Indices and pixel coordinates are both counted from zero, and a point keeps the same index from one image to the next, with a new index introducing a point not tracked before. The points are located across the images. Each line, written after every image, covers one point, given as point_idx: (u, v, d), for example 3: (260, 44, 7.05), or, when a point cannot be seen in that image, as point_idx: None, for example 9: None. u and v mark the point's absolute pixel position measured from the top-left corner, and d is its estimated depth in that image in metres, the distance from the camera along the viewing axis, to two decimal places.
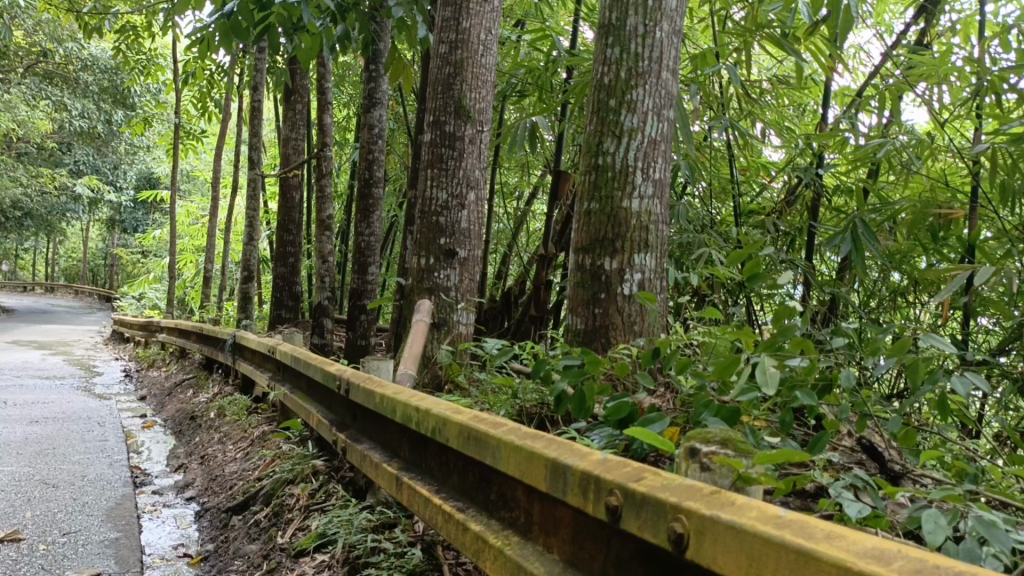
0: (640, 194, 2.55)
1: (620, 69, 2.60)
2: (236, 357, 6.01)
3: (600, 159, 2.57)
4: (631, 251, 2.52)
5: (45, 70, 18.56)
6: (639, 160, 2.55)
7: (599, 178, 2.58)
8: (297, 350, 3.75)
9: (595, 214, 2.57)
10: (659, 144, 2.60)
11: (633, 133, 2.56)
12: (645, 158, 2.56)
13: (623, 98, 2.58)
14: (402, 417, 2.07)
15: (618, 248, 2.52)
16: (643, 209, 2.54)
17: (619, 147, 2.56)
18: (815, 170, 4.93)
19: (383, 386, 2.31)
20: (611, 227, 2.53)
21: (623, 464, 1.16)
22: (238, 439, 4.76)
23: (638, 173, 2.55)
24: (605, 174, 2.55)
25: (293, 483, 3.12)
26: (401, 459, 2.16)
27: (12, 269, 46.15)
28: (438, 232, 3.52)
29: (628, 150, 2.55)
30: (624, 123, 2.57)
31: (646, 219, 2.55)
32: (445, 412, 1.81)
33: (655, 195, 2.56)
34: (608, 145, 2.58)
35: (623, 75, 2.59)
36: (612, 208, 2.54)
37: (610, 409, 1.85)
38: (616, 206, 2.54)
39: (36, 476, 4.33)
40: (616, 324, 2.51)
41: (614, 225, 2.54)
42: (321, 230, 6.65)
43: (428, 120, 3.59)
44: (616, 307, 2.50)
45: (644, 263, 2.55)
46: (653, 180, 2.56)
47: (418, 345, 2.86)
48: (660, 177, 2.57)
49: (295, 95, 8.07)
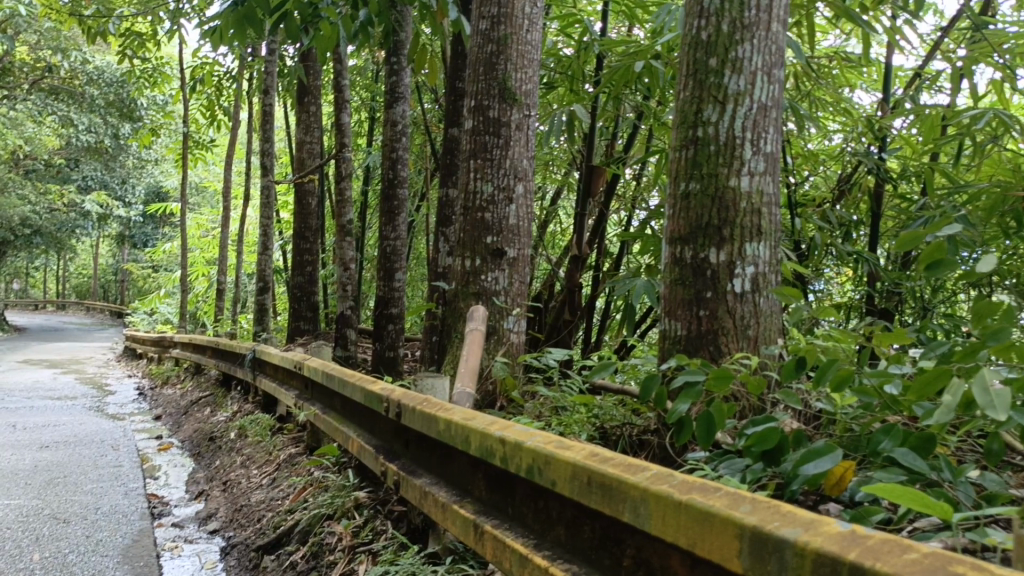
0: (750, 170, 2.12)
1: (721, 21, 2.16)
2: (256, 373, 5.65)
3: (699, 130, 2.15)
4: (741, 239, 2.09)
5: (51, 85, 18.66)
6: (748, 129, 2.13)
7: (698, 154, 2.16)
8: (329, 366, 3.37)
9: (696, 196, 2.15)
10: (770, 109, 2.17)
11: (740, 98, 2.13)
12: (754, 128, 2.13)
13: (726, 56, 2.15)
14: (479, 449, 1.68)
15: (726, 237, 2.10)
16: (754, 189, 2.11)
17: (723, 115, 2.13)
18: (878, 154, 4.55)
19: (448, 410, 1.92)
20: (718, 212, 2.10)
21: (898, 552, 0.79)
22: (263, 464, 4.38)
23: (747, 146, 2.12)
24: (707, 149, 2.13)
25: (333, 518, 2.73)
26: (475, 500, 1.78)
27: (22, 288, 46.03)
28: (484, 229, 3.14)
29: (734, 118, 2.13)
30: (729, 86, 2.14)
31: (758, 201, 2.12)
32: (544, 446, 1.42)
33: (767, 172, 2.13)
34: (709, 113, 2.16)
35: (725, 29, 2.16)
36: (717, 189, 2.11)
37: (755, 437, 1.45)
38: (721, 185, 2.12)
39: (45, 510, 3.96)
40: (727, 328, 2.08)
41: (720, 209, 2.12)
42: (342, 236, 6.28)
43: (470, 105, 3.22)
44: (726, 308, 2.09)
45: (757, 254, 2.13)
46: (765, 154, 2.13)
47: (475, 359, 2.47)
48: (772, 150, 2.15)
49: (309, 97, 7.73)
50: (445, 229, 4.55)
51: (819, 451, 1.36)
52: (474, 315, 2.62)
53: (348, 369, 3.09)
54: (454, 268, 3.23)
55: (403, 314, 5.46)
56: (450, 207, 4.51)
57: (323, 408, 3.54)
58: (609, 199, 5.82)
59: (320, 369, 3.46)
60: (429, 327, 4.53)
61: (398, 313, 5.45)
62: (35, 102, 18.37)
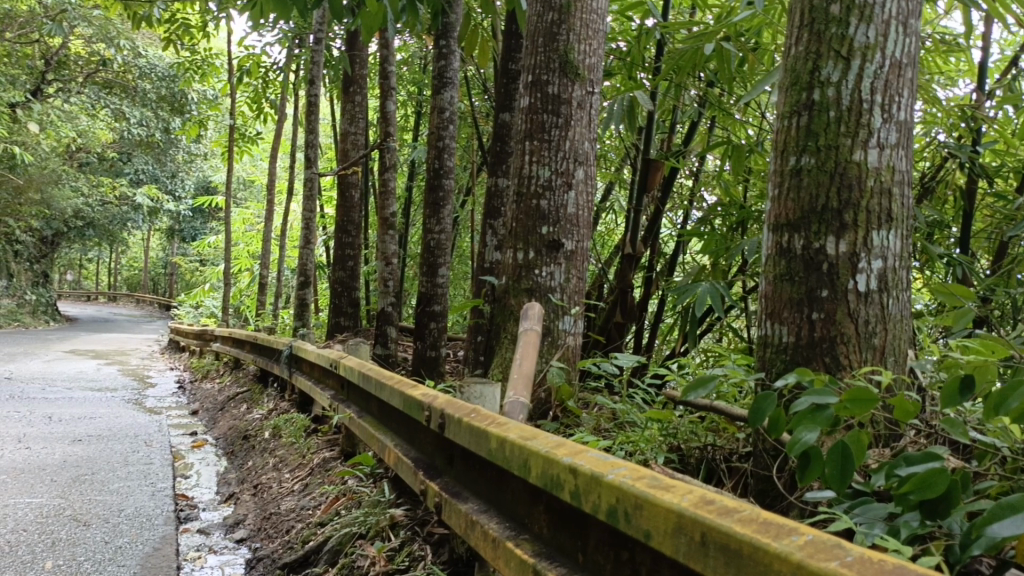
0: (879, 142, 1.81)
1: None
2: (293, 370, 5.40)
3: (817, 92, 1.85)
4: (868, 226, 1.79)
5: (105, 79, 19.37)
6: (878, 92, 1.81)
7: (814, 121, 1.86)
8: (366, 366, 3.08)
9: (811, 172, 1.85)
10: (906, 68, 1.84)
11: (869, 52, 1.81)
12: (886, 90, 1.82)
13: (851, 2, 1.82)
14: (541, 477, 1.35)
15: (848, 223, 1.79)
16: (884, 164, 1.80)
17: (847, 75, 1.82)
18: (970, 146, 4.09)
19: (503, 425, 1.60)
20: (838, 191, 1.80)
21: None
22: (296, 468, 4.12)
23: (876, 112, 1.81)
24: (825, 114, 1.83)
25: (366, 538, 2.43)
26: (533, 537, 1.45)
27: (76, 280, 47.13)
28: (540, 218, 2.82)
29: (861, 77, 1.81)
30: (855, 39, 1.82)
31: (888, 180, 1.80)
32: (634, 484, 1.09)
33: (900, 145, 1.81)
34: (829, 71, 1.85)
35: None
36: (838, 162, 1.81)
37: (915, 481, 1.17)
38: (843, 160, 1.81)
39: (67, 512, 3.74)
40: (848, 334, 1.78)
41: (841, 188, 1.81)
42: (384, 230, 6.00)
43: (526, 81, 2.90)
44: (846, 308, 1.79)
45: (885, 246, 1.82)
46: (897, 122, 1.82)
47: (531, 364, 2.14)
48: (905, 117, 1.83)
49: (354, 86, 7.49)
50: (493, 222, 4.24)
51: (1012, 506, 1.05)
52: (529, 312, 2.30)
53: (386, 370, 2.79)
54: (504, 260, 2.92)
55: (446, 311, 5.16)
56: (499, 198, 4.21)
57: (359, 411, 3.24)
58: (665, 193, 5.44)
59: (357, 368, 3.18)
60: (474, 326, 4.24)
61: (441, 311, 5.15)
62: (89, 95, 18.91)
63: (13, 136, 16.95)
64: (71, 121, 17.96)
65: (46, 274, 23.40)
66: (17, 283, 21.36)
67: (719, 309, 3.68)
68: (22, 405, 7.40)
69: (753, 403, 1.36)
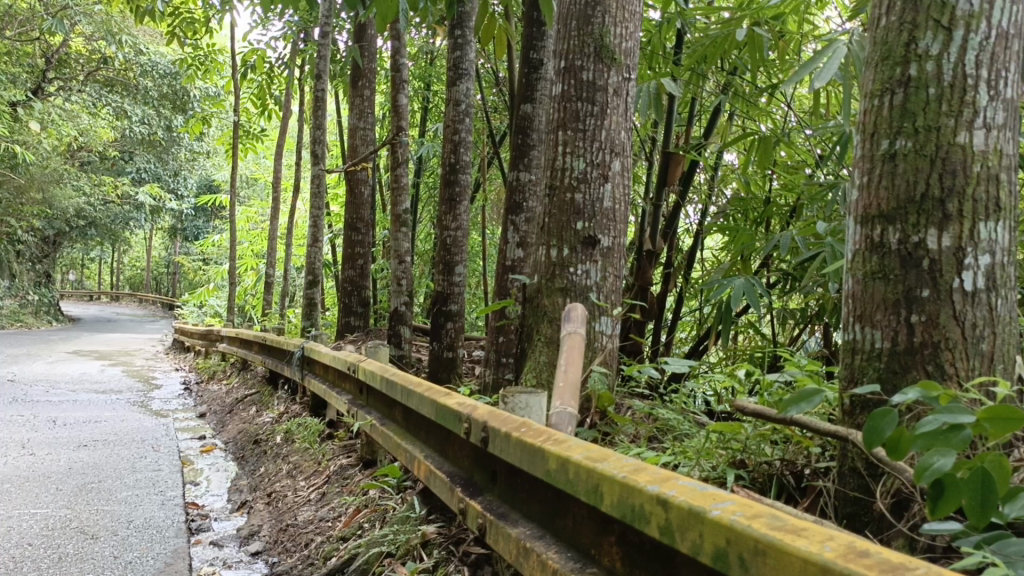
0: (984, 123, 1.69)
1: None
2: (304, 372, 5.24)
3: (914, 68, 1.73)
4: (973, 217, 1.68)
5: (107, 77, 19.22)
6: (983, 66, 1.69)
7: (911, 100, 1.75)
8: (389, 370, 2.91)
9: (910, 156, 1.73)
10: (1012, 39, 1.72)
11: (973, 22, 1.69)
12: (991, 64, 1.70)
13: None
14: (617, 507, 1.19)
15: (951, 213, 1.68)
16: (990, 146, 1.69)
17: (948, 47, 1.70)
18: None
19: (564, 442, 1.44)
20: (941, 177, 1.69)
21: None
22: (312, 476, 3.96)
23: (981, 88, 1.69)
24: (923, 93, 1.72)
25: (395, 558, 2.26)
26: (603, 569, 1.29)
27: (79, 279, 47.07)
28: (574, 213, 2.66)
29: (965, 49, 1.69)
30: (958, 7, 1.70)
31: (994, 164, 1.69)
32: (747, 524, 0.93)
33: (1006, 125, 1.70)
34: (927, 44, 1.73)
35: None
36: (940, 145, 1.70)
37: None
38: (945, 142, 1.70)
39: (73, 523, 3.58)
40: (953, 335, 1.68)
41: (943, 173, 1.69)
42: (397, 227, 5.83)
43: (557, 66, 2.73)
44: (950, 308, 1.68)
45: (992, 239, 1.70)
46: (1003, 100, 1.70)
47: (576, 370, 1.98)
48: (1011, 95, 1.71)
49: (363, 80, 7.33)
50: (514, 218, 4.08)
51: None
52: (571, 312, 2.13)
53: (412, 376, 2.63)
54: (536, 257, 2.76)
55: (463, 311, 5.00)
56: (521, 193, 4.05)
57: (381, 418, 3.08)
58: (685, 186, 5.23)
59: (378, 373, 3.02)
60: (496, 327, 4.10)
61: (458, 310, 5.00)
62: (90, 93, 18.79)
63: (15, 135, 16.81)
64: (72, 120, 17.80)
65: (48, 274, 23.26)
66: (19, 283, 21.26)
67: (754, 305, 3.54)
68: (26, 409, 7.26)
69: (873, 422, 1.37)
